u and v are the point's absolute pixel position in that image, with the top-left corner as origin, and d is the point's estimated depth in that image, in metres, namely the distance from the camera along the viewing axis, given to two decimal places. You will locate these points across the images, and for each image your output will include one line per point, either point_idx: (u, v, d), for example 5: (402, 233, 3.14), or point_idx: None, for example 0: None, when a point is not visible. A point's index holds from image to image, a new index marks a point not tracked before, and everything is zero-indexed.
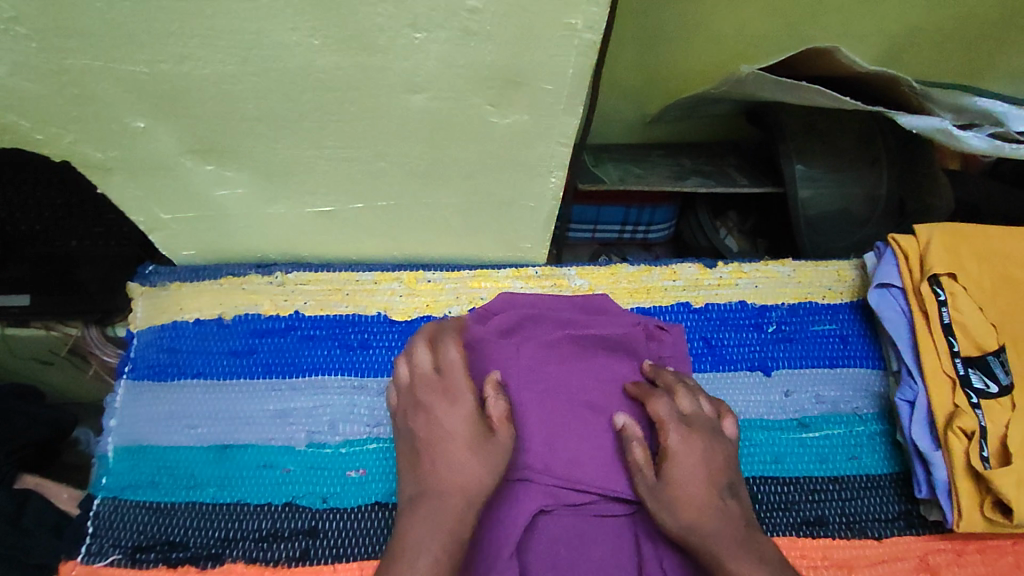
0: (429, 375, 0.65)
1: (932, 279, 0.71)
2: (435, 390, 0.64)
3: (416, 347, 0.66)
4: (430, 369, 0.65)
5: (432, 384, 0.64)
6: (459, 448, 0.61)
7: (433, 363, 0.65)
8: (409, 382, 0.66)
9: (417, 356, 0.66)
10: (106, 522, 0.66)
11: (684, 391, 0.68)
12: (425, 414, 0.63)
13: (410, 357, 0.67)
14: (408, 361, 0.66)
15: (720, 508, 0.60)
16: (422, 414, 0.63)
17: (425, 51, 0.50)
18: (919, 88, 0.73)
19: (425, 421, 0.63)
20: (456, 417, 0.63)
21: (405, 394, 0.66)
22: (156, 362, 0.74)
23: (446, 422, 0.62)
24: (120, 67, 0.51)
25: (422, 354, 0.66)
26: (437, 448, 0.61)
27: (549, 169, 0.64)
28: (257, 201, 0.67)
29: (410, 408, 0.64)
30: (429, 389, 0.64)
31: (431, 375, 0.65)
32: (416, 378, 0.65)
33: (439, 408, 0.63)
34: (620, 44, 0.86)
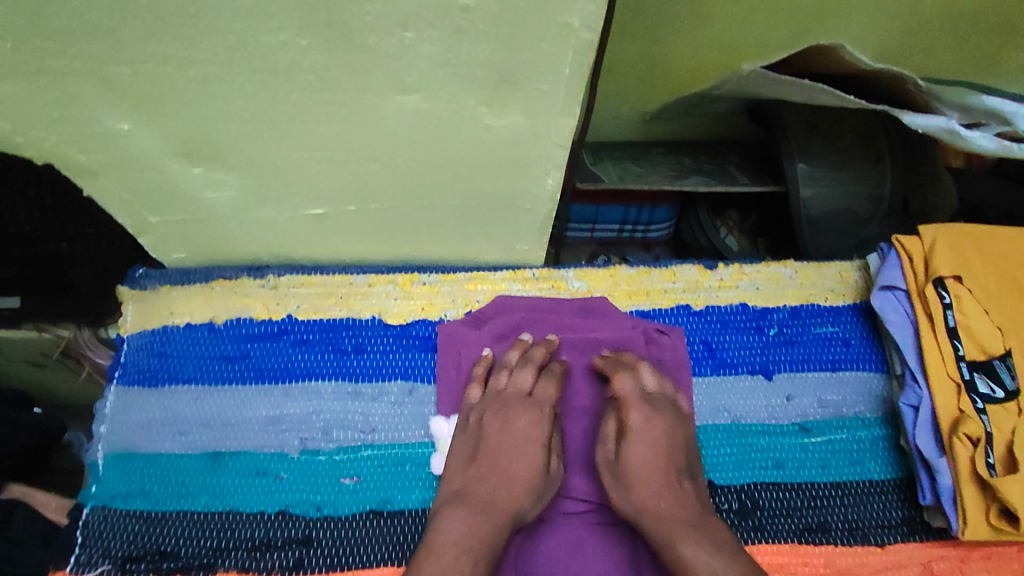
0: (520, 394, 0.70)
1: (937, 281, 0.70)
2: (522, 409, 0.69)
3: (518, 368, 0.72)
4: (524, 390, 0.70)
5: (522, 403, 0.69)
6: (529, 461, 0.66)
7: (531, 387, 0.71)
8: (498, 392, 0.71)
9: (518, 374, 0.71)
10: (95, 532, 0.65)
11: (648, 369, 0.72)
12: (505, 421, 0.68)
13: (505, 376, 0.72)
14: (504, 377, 0.72)
15: (675, 487, 0.64)
16: (500, 422, 0.69)
17: (416, 52, 0.48)
18: (924, 87, 0.72)
19: (499, 430, 0.68)
20: (531, 433, 0.68)
21: (490, 398, 0.71)
22: (147, 367, 0.73)
23: (523, 433, 0.68)
24: (101, 68, 0.49)
25: (521, 375, 0.71)
26: (504, 456, 0.66)
27: (546, 171, 0.62)
28: (248, 204, 0.65)
29: (491, 415, 0.69)
30: (514, 403, 0.69)
31: (524, 394, 0.70)
32: (508, 395, 0.70)
33: (523, 423, 0.68)
34: (619, 40, 0.84)
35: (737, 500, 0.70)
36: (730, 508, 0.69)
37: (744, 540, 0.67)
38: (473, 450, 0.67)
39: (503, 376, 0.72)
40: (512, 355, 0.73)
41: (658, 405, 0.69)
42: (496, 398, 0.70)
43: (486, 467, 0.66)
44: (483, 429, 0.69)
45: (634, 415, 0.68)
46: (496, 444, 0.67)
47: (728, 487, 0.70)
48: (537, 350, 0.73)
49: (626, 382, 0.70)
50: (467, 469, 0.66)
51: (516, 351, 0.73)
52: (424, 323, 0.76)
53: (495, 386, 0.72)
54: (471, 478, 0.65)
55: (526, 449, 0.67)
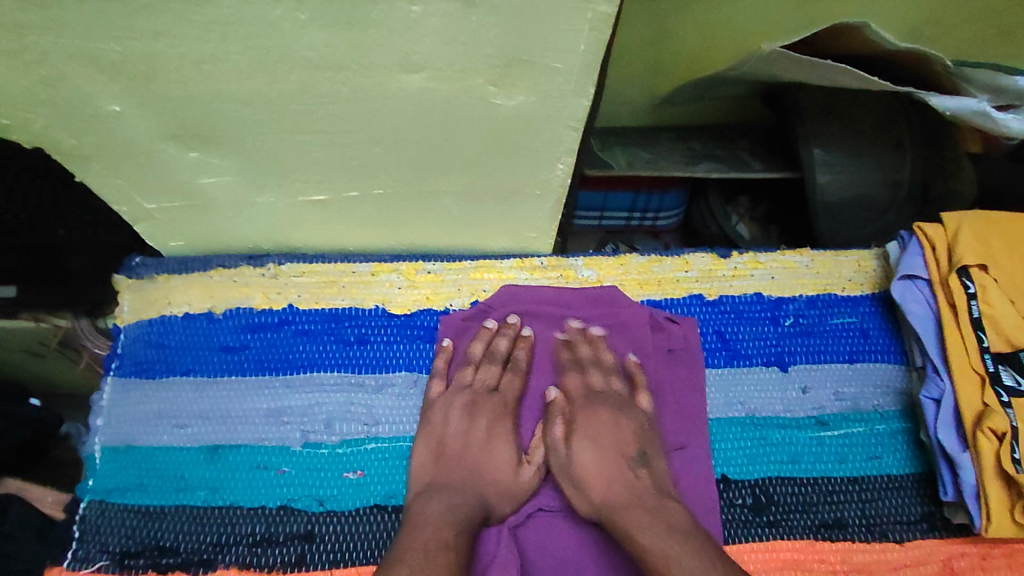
0: (485, 390, 0.70)
1: (961, 270, 0.67)
2: (485, 405, 0.69)
3: (484, 363, 0.71)
4: (487, 386, 0.70)
5: (487, 399, 0.70)
6: (498, 458, 0.67)
7: (496, 382, 0.71)
8: (464, 386, 0.70)
9: (483, 370, 0.71)
10: (93, 527, 0.63)
11: (597, 368, 0.72)
12: (468, 417, 0.68)
13: (469, 372, 0.71)
14: (469, 371, 0.71)
15: (626, 480, 0.64)
16: (463, 419, 0.68)
17: (423, 27, 0.46)
18: (952, 67, 0.69)
19: (462, 426, 0.68)
20: (494, 429, 0.69)
21: (454, 393, 0.70)
22: (144, 358, 0.71)
23: (486, 431, 0.68)
24: (87, 45, 0.46)
25: (485, 371, 0.71)
26: (473, 455, 0.67)
27: (556, 155, 0.60)
28: (246, 189, 0.63)
29: (457, 411, 0.68)
30: (480, 402, 0.69)
31: (489, 389, 0.70)
32: (473, 390, 0.70)
33: (485, 419, 0.69)
34: (630, 21, 0.81)
35: (751, 495, 0.68)
36: (745, 503, 0.67)
37: (758, 536, 0.65)
38: (440, 446, 0.66)
39: (468, 371, 0.71)
40: (476, 349, 0.72)
41: (601, 402, 0.70)
42: (458, 393, 0.70)
43: (455, 463, 0.66)
44: (447, 424, 0.68)
45: (580, 415, 0.69)
46: (459, 442, 0.67)
47: (742, 482, 0.68)
48: (501, 342, 0.72)
49: (574, 381, 0.71)
50: (437, 465, 0.65)
51: (481, 344, 0.72)
52: (428, 313, 0.74)
53: (460, 382, 0.70)
54: (442, 471, 0.65)
55: (492, 447, 0.67)
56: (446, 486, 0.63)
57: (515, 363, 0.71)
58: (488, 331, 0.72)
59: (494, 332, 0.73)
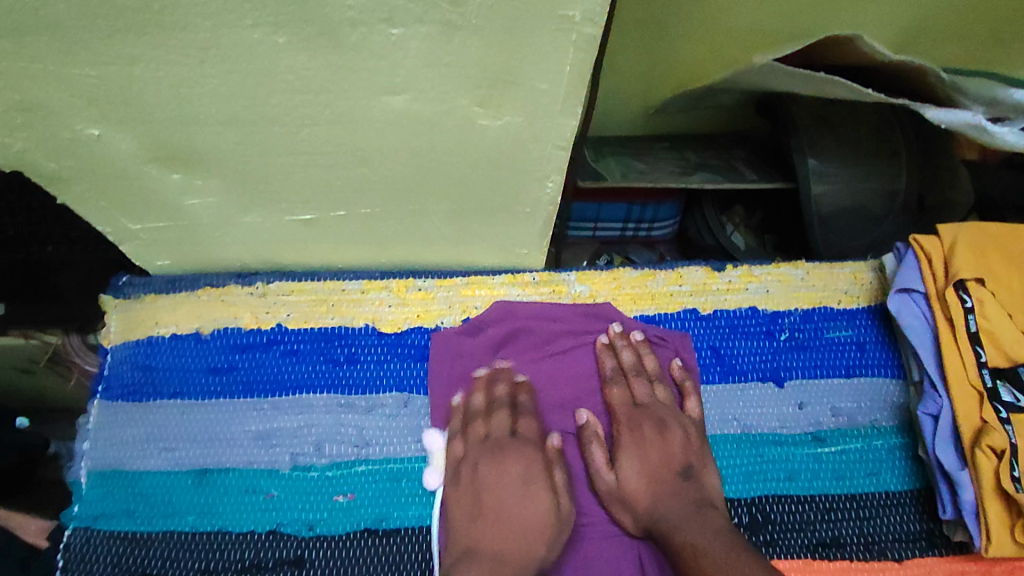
0: (504, 436, 0.67)
1: (957, 284, 0.66)
2: (512, 452, 0.66)
3: (492, 412, 0.68)
4: (505, 432, 0.67)
5: (511, 446, 0.67)
6: (536, 508, 0.63)
7: (513, 427, 0.68)
8: (480, 440, 0.67)
9: (494, 418, 0.68)
10: (77, 555, 0.62)
11: (641, 377, 0.71)
12: (498, 470, 0.66)
13: (482, 423, 0.68)
14: (479, 424, 0.68)
15: (676, 495, 0.64)
16: (494, 471, 0.66)
17: (404, 49, 0.45)
18: (948, 79, 0.68)
19: (494, 479, 0.65)
20: (529, 477, 0.65)
21: (475, 448, 0.67)
22: (131, 381, 0.69)
23: (520, 479, 0.65)
24: (63, 70, 0.45)
25: (497, 418, 0.68)
26: (509, 507, 0.64)
27: (545, 173, 0.59)
28: (232, 210, 0.62)
29: (485, 467, 0.66)
30: (504, 449, 0.67)
31: (507, 436, 0.67)
32: (493, 441, 0.67)
33: (517, 466, 0.66)
34: (622, 33, 0.80)
35: (748, 514, 0.66)
36: (740, 522, 0.66)
37: None
38: (476, 505, 0.64)
39: (480, 424, 0.68)
40: (476, 401, 0.70)
41: (647, 415, 0.69)
42: (477, 448, 0.67)
43: (493, 519, 0.63)
44: (477, 480, 0.65)
45: (623, 428, 0.69)
46: (494, 497, 0.64)
47: (739, 500, 0.67)
48: (500, 388, 0.70)
49: (617, 394, 0.70)
50: (473, 525, 0.63)
51: (480, 395, 0.70)
52: (419, 331, 0.73)
53: (476, 435, 0.68)
54: (480, 534, 0.62)
55: (529, 494, 0.64)
56: (484, 554, 0.61)
57: (523, 408, 0.69)
58: (482, 381, 0.71)
59: (490, 379, 0.71)
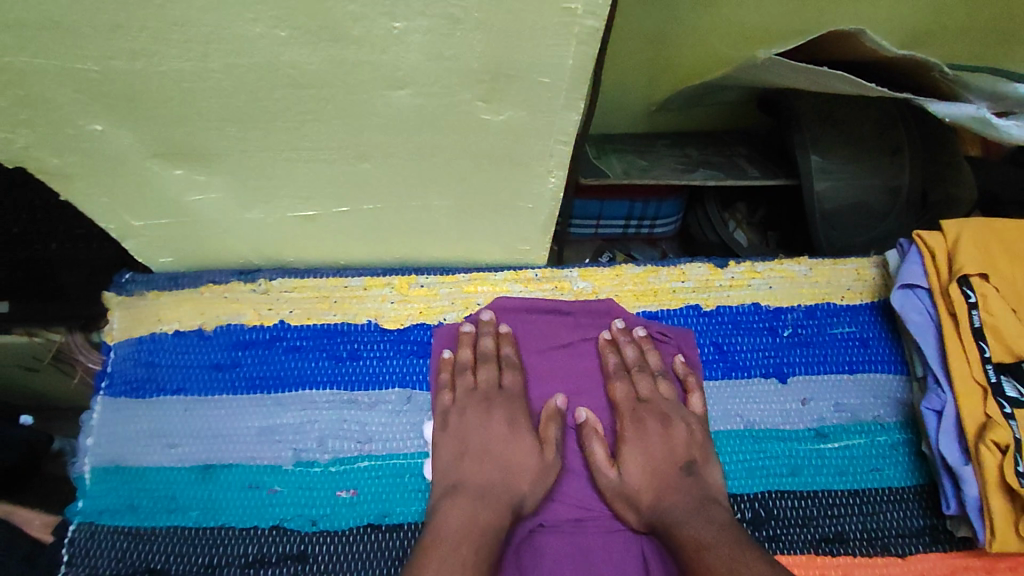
0: (491, 388, 0.70)
1: (961, 280, 0.66)
2: (498, 404, 0.69)
3: (478, 365, 0.71)
4: (491, 384, 0.70)
5: (497, 397, 0.69)
6: (522, 448, 0.66)
7: (499, 380, 0.70)
8: (469, 390, 0.69)
9: (482, 370, 0.70)
10: (82, 550, 0.62)
11: (644, 373, 0.71)
12: (485, 417, 0.67)
13: (469, 375, 0.70)
14: (466, 376, 0.70)
15: (680, 491, 0.64)
16: (479, 416, 0.67)
17: (406, 43, 0.45)
18: (950, 73, 0.68)
19: (479, 424, 0.67)
20: (514, 425, 0.67)
21: (463, 397, 0.69)
22: (134, 377, 0.70)
23: (505, 425, 0.67)
24: (66, 65, 0.46)
25: (484, 371, 0.70)
26: (495, 449, 0.66)
27: (548, 168, 0.59)
28: (234, 206, 0.62)
29: (472, 413, 0.67)
30: (492, 400, 0.69)
31: (494, 388, 0.70)
32: (480, 391, 0.69)
33: (502, 415, 0.68)
34: (623, 29, 0.80)
35: (750, 509, 0.66)
36: (744, 517, 0.66)
37: None
38: (463, 446, 0.66)
39: (467, 375, 0.70)
40: (463, 355, 0.71)
41: (650, 410, 0.69)
42: (465, 397, 0.69)
43: (479, 459, 0.65)
44: (464, 423, 0.67)
45: (626, 422, 0.69)
46: (480, 441, 0.66)
47: (742, 495, 0.67)
48: (487, 342, 0.72)
49: (620, 389, 0.70)
50: (460, 463, 0.64)
51: (467, 349, 0.71)
52: (421, 328, 0.73)
53: (463, 386, 0.70)
54: (465, 470, 0.64)
55: (514, 439, 0.66)
56: (470, 486, 0.63)
57: (508, 360, 0.71)
58: (468, 335, 0.72)
59: (476, 335, 0.72)
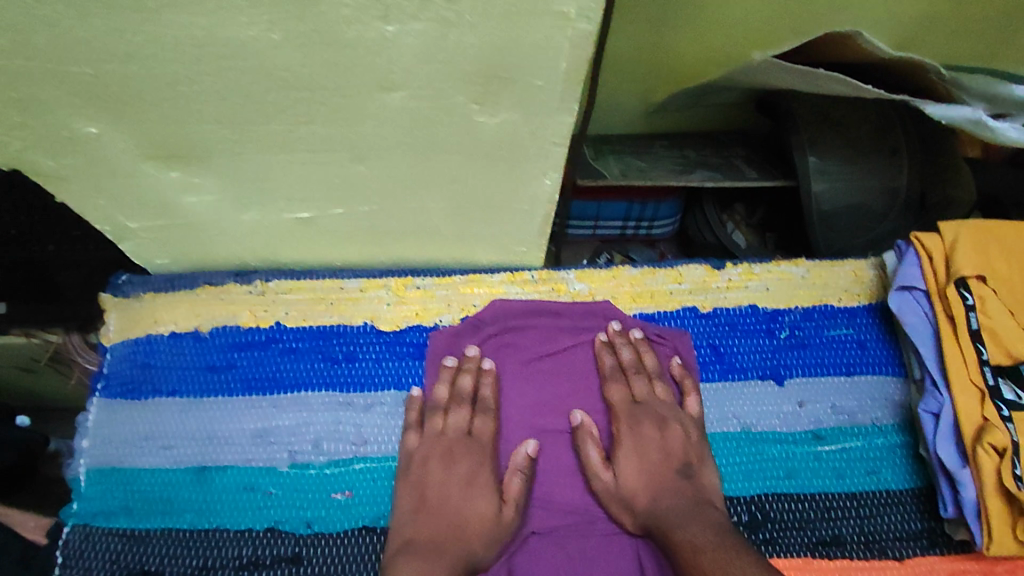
0: (459, 435, 0.68)
1: (959, 282, 0.66)
2: (462, 454, 0.67)
3: (452, 407, 0.69)
4: (460, 430, 0.68)
5: (462, 446, 0.67)
6: (479, 507, 0.64)
7: (469, 425, 0.68)
8: (437, 435, 0.67)
9: (453, 413, 0.68)
10: (77, 552, 0.62)
11: (641, 376, 0.71)
12: (448, 468, 0.66)
13: (439, 418, 0.68)
14: (437, 419, 0.68)
15: (676, 494, 0.64)
16: (442, 467, 0.65)
17: (399, 46, 0.45)
18: (947, 74, 0.67)
19: (441, 476, 0.65)
20: (475, 478, 0.66)
21: (429, 442, 0.67)
22: (130, 379, 0.70)
23: (466, 479, 0.66)
24: (59, 68, 0.46)
25: (456, 415, 0.68)
26: (452, 504, 0.64)
27: (543, 170, 0.59)
28: (230, 208, 0.62)
29: (435, 463, 0.65)
30: (456, 449, 0.67)
31: (463, 434, 0.68)
32: (448, 438, 0.67)
33: (466, 466, 0.66)
34: (621, 31, 0.80)
35: (747, 512, 0.66)
36: (741, 520, 0.66)
37: None
38: (421, 498, 0.64)
39: (438, 418, 0.68)
40: (439, 393, 0.69)
41: (647, 413, 0.69)
42: (433, 442, 0.67)
43: (433, 516, 0.63)
44: (426, 475, 0.65)
45: (623, 425, 0.69)
46: (439, 494, 0.64)
47: (739, 498, 0.67)
48: (465, 379, 0.70)
49: (616, 392, 0.70)
50: (415, 519, 0.62)
51: (445, 386, 0.70)
52: (418, 329, 0.73)
53: (431, 430, 0.68)
54: (419, 527, 0.62)
55: (473, 493, 0.65)
56: (419, 544, 0.60)
57: (483, 403, 0.69)
58: (449, 370, 0.70)
59: (457, 370, 0.71)
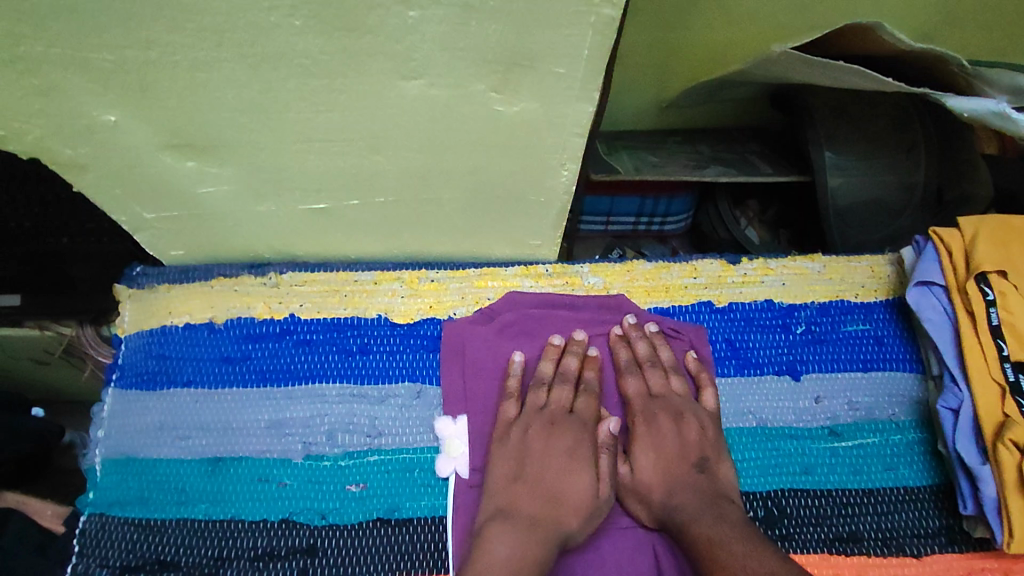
0: (561, 411, 0.67)
1: (978, 277, 0.65)
2: (565, 427, 0.66)
3: (555, 384, 0.69)
4: (563, 406, 0.68)
5: (568, 421, 0.67)
6: (579, 484, 0.63)
7: (571, 404, 0.68)
8: (538, 410, 0.67)
9: (556, 390, 0.68)
10: (93, 541, 0.62)
11: (657, 369, 0.71)
12: (547, 441, 0.65)
13: (543, 393, 0.69)
14: (539, 395, 0.69)
15: (690, 487, 0.63)
16: (545, 440, 0.65)
17: (421, 33, 0.45)
18: (969, 67, 0.67)
19: (542, 450, 0.65)
20: (576, 451, 0.65)
21: (530, 415, 0.67)
22: (144, 369, 0.70)
23: (568, 454, 0.65)
24: (81, 54, 0.46)
25: (559, 391, 0.68)
26: (550, 478, 0.64)
27: (561, 162, 0.59)
28: (246, 199, 0.62)
29: (537, 436, 0.66)
30: (557, 422, 0.67)
31: (564, 410, 0.68)
32: (550, 412, 0.67)
33: (568, 442, 0.66)
34: (636, 23, 0.80)
35: (763, 508, 0.65)
36: (757, 516, 0.65)
37: None
38: (517, 470, 0.64)
39: (541, 394, 0.69)
40: (545, 368, 0.70)
41: (662, 407, 0.68)
42: (533, 417, 0.67)
43: (530, 488, 0.63)
44: (525, 447, 0.65)
45: (638, 418, 0.68)
46: (539, 466, 0.64)
47: (754, 494, 0.66)
48: (571, 361, 0.70)
49: (631, 385, 0.70)
50: (511, 491, 0.63)
51: (550, 363, 0.70)
52: (431, 322, 0.72)
53: (533, 404, 0.68)
54: (516, 497, 0.62)
55: (573, 470, 0.64)
56: (518, 515, 0.61)
57: (587, 383, 0.69)
58: (555, 348, 0.70)
59: (562, 350, 0.71)
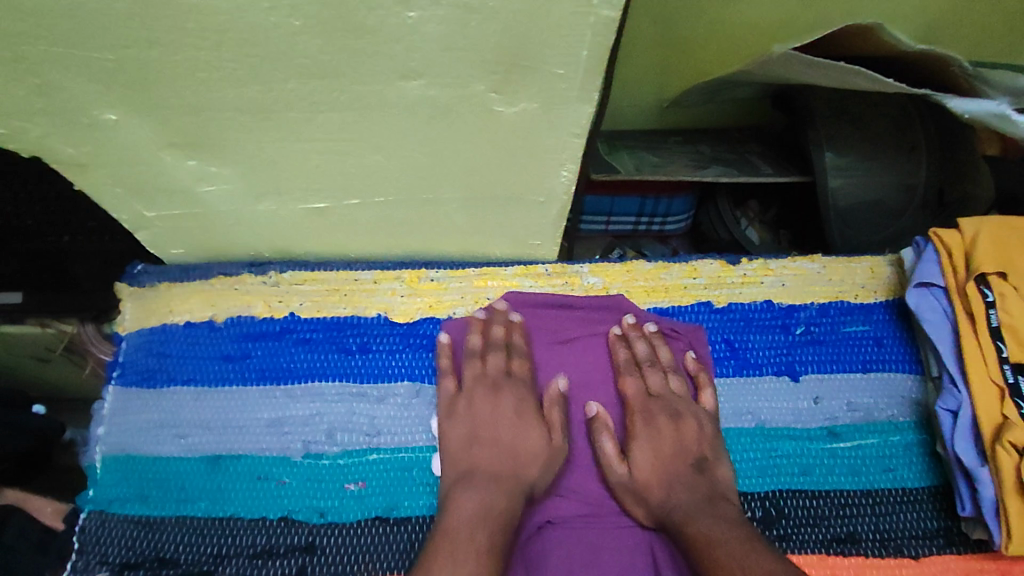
0: (500, 375, 0.69)
1: (978, 279, 0.65)
2: (506, 388, 0.69)
3: (485, 353, 0.70)
4: (500, 371, 0.70)
5: (507, 384, 0.69)
6: (531, 438, 0.65)
7: (507, 366, 0.70)
8: (476, 375, 0.69)
9: (490, 358, 0.70)
10: (93, 538, 0.63)
11: (655, 369, 0.71)
12: (492, 403, 0.67)
13: (477, 362, 0.70)
14: (474, 363, 0.70)
15: (689, 486, 0.63)
16: (488, 403, 0.67)
17: (421, 33, 0.45)
18: (970, 68, 0.67)
19: (489, 408, 0.67)
20: (523, 408, 0.68)
21: (471, 382, 0.69)
22: (145, 367, 0.70)
23: (515, 412, 0.67)
24: (82, 53, 0.46)
25: (493, 359, 0.70)
26: (504, 435, 0.66)
27: (560, 161, 0.59)
28: (247, 197, 0.62)
29: (480, 399, 0.67)
30: (499, 385, 0.69)
31: (502, 374, 0.69)
32: (488, 378, 0.69)
33: (512, 401, 0.68)
34: (637, 23, 0.80)
35: (761, 508, 0.65)
36: (755, 516, 0.65)
37: None
38: (472, 432, 0.66)
39: (474, 363, 0.70)
40: (472, 341, 0.71)
41: (661, 407, 0.69)
42: (474, 383, 0.69)
43: (487, 446, 0.65)
44: (473, 411, 0.67)
45: (637, 417, 0.68)
46: (488, 426, 0.66)
47: (752, 494, 0.66)
48: (498, 329, 0.71)
49: (630, 384, 0.70)
50: (469, 448, 0.64)
51: (477, 336, 0.71)
52: (431, 322, 0.72)
53: (472, 372, 0.70)
54: (476, 457, 0.64)
55: (523, 426, 0.66)
56: (479, 472, 0.63)
57: (517, 348, 0.71)
58: (478, 322, 0.72)
59: (487, 322, 0.72)
